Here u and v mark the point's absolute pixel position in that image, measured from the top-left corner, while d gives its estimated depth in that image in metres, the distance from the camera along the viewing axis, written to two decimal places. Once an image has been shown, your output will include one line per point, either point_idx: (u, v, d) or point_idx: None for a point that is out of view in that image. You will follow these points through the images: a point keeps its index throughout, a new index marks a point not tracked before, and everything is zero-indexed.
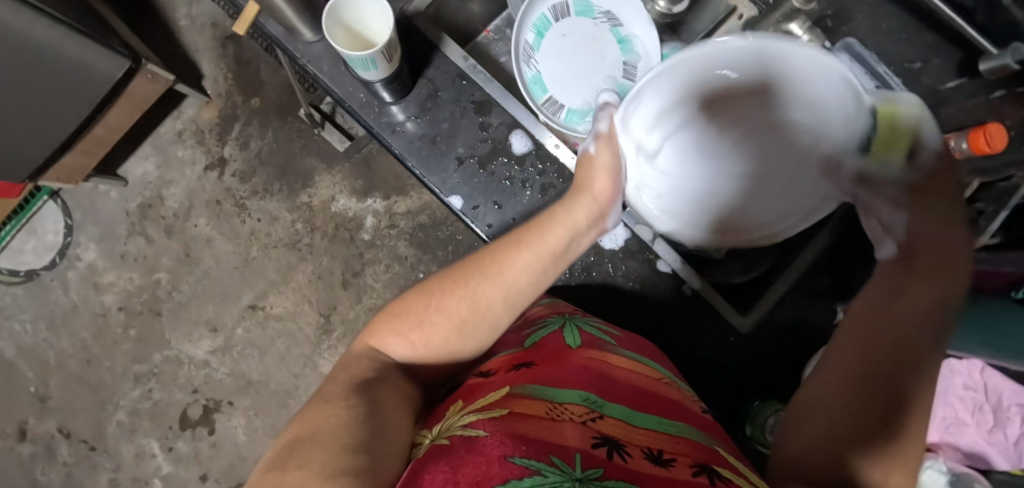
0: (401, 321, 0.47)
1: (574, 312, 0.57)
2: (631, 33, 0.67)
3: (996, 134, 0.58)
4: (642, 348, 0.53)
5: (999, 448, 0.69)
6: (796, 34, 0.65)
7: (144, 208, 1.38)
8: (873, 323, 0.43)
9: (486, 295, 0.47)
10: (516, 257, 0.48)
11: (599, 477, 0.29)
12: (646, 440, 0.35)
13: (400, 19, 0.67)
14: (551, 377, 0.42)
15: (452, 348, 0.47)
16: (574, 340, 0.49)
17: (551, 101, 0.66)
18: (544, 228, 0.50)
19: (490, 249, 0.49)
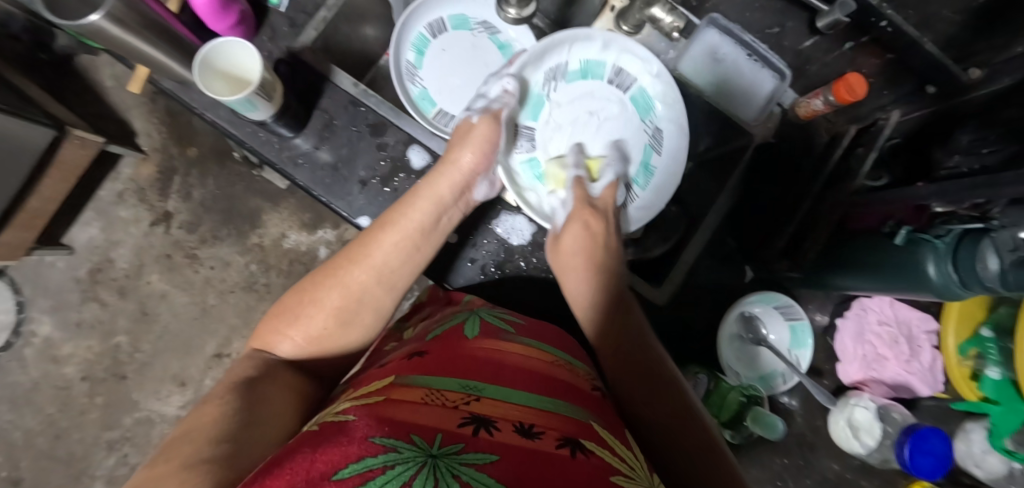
0: (283, 319, 0.54)
1: (480, 307, 0.60)
2: (508, 37, 0.73)
3: (856, 84, 0.62)
4: (540, 333, 0.57)
5: (919, 375, 0.72)
6: (659, 16, 0.69)
7: (93, 274, 1.38)
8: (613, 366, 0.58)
9: (356, 280, 0.56)
10: (382, 239, 0.58)
11: (454, 451, 0.34)
12: (518, 416, 0.40)
13: (287, 56, 0.69)
14: (438, 366, 0.45)
15: (336, 332, 0.55)
16: (469, 332, 0.52)
17: (443, 114, 0.71)
18: (407, 208, 0.60)
19: (360, 239, 0.58)
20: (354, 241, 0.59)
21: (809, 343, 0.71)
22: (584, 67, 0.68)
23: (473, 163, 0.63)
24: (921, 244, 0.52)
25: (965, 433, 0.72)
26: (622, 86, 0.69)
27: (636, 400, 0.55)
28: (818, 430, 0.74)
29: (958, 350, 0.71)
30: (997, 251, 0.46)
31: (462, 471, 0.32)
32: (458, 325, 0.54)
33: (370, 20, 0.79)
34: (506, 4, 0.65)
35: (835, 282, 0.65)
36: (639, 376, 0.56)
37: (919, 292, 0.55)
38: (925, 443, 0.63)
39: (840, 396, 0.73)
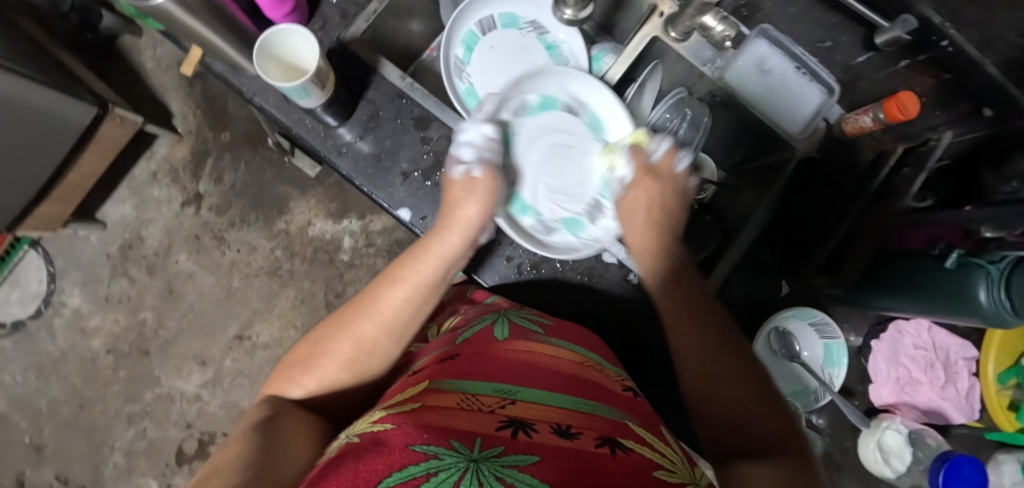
0: (298, 366, 0.55)
1: (508, 309, 0.62)
2: (558, 38, 0.73)
3: (908, 104, 0.61)
4: (569, 334, 0.57)
5: (953, 402, 0.71)
6: (710, 25, 0.69)
7: (124, 250, 1.41)
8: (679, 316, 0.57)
9: (369, 333, 0.56)
10: (391, 293, 0.58)
11: (495, 454, 0.34)
12: (553, 416, 0.40)
13: (337, 46, 0.70)
14: (471, 372, 0.46)
15: (343, 380, 0.55)
16: (500, 335, 0.54)
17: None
18: (416, 262, 0.61)
19: (370, 291, 0.59)
20: (364, 293, 0.59)
21: (843, 362, 0.70)
22: (543, 102, 0.71)
23: (475, 214, 0.62)
24: (975, 270, 0.51)
25: (997, 464, 0.70)
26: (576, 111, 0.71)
27: (678, 324, 0.56)
28: (846, 451, 0.73)
29: (998, 380, 0.70)
30: None
31: (505, 471, 0.32)
32: (486, 328, 0.56)
33: (417, 15, 0.80)
34: (563, 4, 0.66)
35: (872, 304, 0.65)
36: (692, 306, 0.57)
37: (963, 317, 0.55)
38: (960, 472, 0.62)
39: (871, 418, 0.72)
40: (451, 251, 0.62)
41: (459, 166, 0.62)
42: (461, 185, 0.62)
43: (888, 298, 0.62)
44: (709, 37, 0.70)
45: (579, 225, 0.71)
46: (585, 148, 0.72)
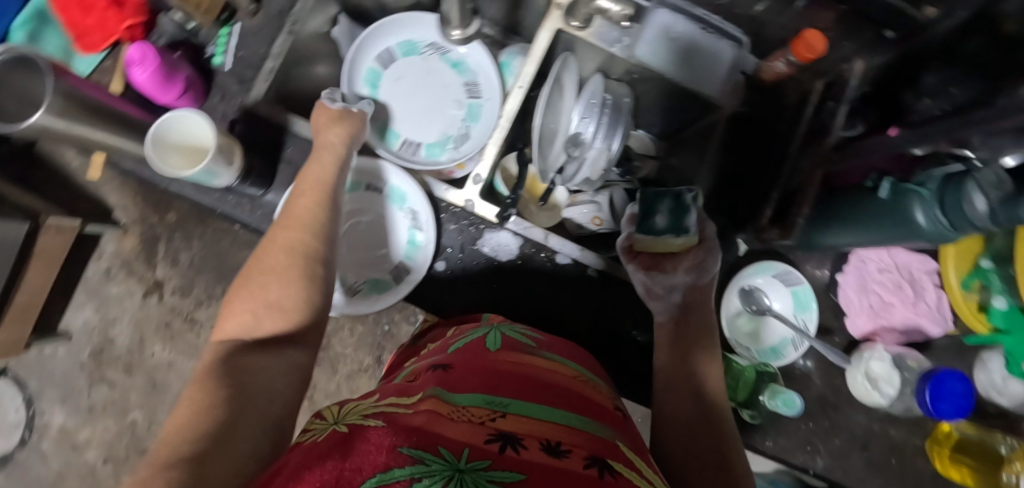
0: (256, 290, 0.48)
1: (500, 322, 0.58)
2: (461, 54, 0.72)
3: (814, 41, 0.61)
4: (564, 349, 0.55)
5: (929, 316, 0.71)
6: (606, 7, 0.67)
7: (96, 355, 1.36)
8: (685, 390, 0.57)
9: (296, 245, 0.51)
10: (300, 212, 0.54)
11: (482, 467, 0.31)
12: (543, 430, 0.37)
13: (242, 113, 0.67)
14: (460, 381, 0.43)
15: (294, 301, 0.48)
16: (492, 345, 0.51)
17: (410, 147, 0.71)
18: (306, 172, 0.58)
19: (286, 212, 0.55)
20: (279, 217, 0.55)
21: (813, 306, 0.69)
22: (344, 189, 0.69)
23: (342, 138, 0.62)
24: (908, 194, 0.52)
25: (983, 362, 0.73)
26: (379, 186, 0.69)
27: (679, 402, 0.56)
28: (838, 388, 0.74)
29: (961, 285, 0.70)
30: (983, 191, 0.45)
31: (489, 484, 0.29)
32: (479, 338, 0.53)
33: (320, 59, 0.78)
34: (449, 26, 0.66)
35: (823, 240, 0.64)
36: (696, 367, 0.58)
37: (915, 242, 0.55)
38: (945, 387, 0.61)
39: (852, 353, 0.73)
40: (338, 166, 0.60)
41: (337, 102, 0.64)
42: (326, 119, 0.62)
43: (843, 229, 0.60)
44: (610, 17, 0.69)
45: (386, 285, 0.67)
46: (388, 217, 0.69)
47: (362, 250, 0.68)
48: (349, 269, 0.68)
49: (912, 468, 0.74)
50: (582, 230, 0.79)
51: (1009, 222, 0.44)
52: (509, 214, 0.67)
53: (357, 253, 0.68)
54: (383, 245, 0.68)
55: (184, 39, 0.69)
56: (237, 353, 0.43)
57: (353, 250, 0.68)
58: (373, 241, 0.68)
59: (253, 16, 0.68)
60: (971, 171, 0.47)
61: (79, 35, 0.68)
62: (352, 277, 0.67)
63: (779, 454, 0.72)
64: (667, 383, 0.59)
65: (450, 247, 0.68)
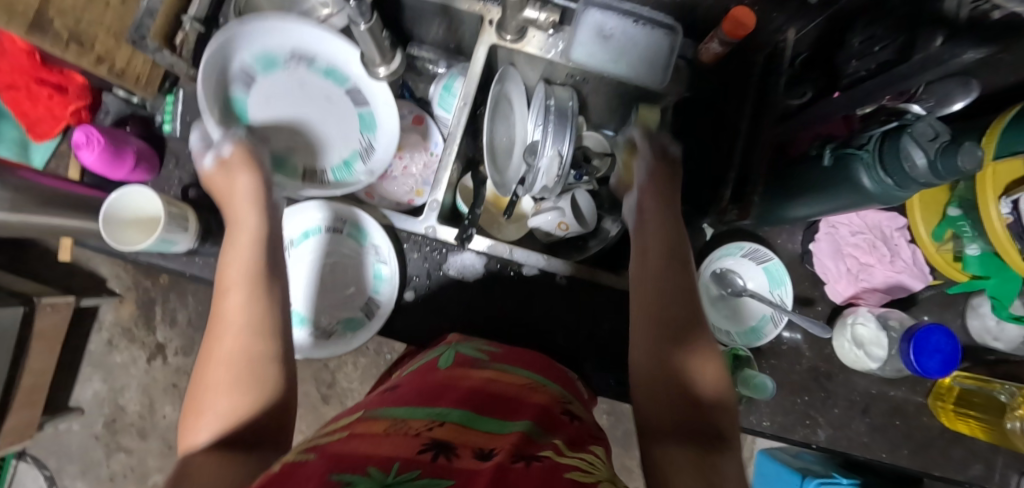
0: (205, 391, 0.43)
1: (460, 340, 0.58)
2: (328, 60, 0.68)
3: (744, 19, 0.61)
4: (518, 358, 0.54)
5: (908, 272, 0.71)
6: (534, 17, 0.68)
7: (109, 425, 1.38)
8: (684, 405, 0.46)
9: (232, 334, 0.45)
10: (230, 295, 0.48)
11: (411, 478, 0.30)
12: (486, 438, 0.36)
13: (198, 175, 0.68)
14: (400, 400, 0.42)
15: (251, 402, 0.43)
16: (443, 364, 0.50)
17: (308, 173, 0.69)
18: (227, 251, 0.52)
19: (218, 294, 0.49)
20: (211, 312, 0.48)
21: (787, 280, 0.69)
22: (303, 234, 0.68)
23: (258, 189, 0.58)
24: (851, 160, 0.51)
25: (975, 308, 0.73)
26: (338, 228, 0.68)
27: (681, 423, 0.45)
28: (829, 358, 0.72)
29: (933, 238, 0.69)
30: (919, 144, 0.45)
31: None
32: (431, 361, 0.52)
33: None
34: (372, 64, 0.65)
35: (788, 214, 0.63)
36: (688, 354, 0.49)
37: (872, 204, 0.53)
38: (929, 343, 0.60)
39: (837, 320, 0.72)
40: (263, 246, 0.53)
41: (208, 155, 0.60)
42: (221, 176, 0.59)
43: (804, 200, 0.59)
44: (539, 26, 0.70)
45: (358, 322, 0.67)
46: (353, 256, 0.68)
47: (328, 292, 0.68)
48: (318, 315, 0.67)
49: (917, 427, 0.73)
50: (552, 236, 0.80)
51: (949, 174, 0.44)
52: (469, 235, 0.68)
53: (324, 297, 0.68)
54: (351, 284, 0.68)
55: (132, 113, 0.69)
56: (197, 464, 0.38)
57: (321, 294, 0.68)
58: (338, 281, 0.68)
59: (193, 81, 0.69)
60: (906, 125, 0.47)
61: (32, 123, 0.69)
62: (323, 321, 0.67)
63: (779, 433, 0.71)
64: (675, 393, 0.47)
65: (416, 275, 0.69)
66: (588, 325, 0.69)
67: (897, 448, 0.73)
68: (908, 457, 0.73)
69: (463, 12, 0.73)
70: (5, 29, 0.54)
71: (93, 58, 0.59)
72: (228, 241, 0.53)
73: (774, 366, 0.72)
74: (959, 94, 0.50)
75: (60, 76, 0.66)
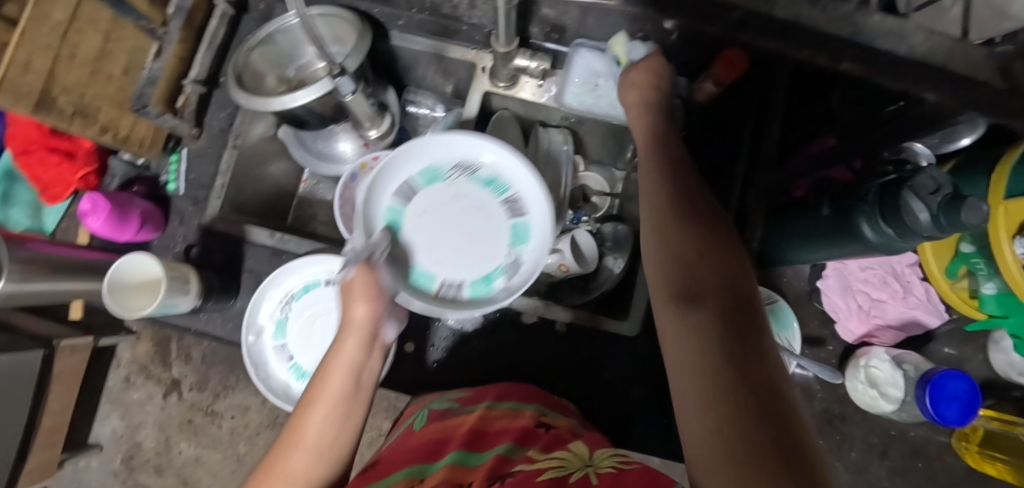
0: None
1: (432, 398, 0.60)
2: (492, 169, 0.56)
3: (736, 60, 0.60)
4: (490, 395, 0.57)
5: (922, 308, 0.67)
6: (524, 65, 0.69)
7: (128, 460, 1.27)
8: (677, 215, 0.42)
9: (295, 470, 0.42)
10: (308, 420, 0.44)
11: None
12: (471, 474, 0.42)
13: (203, 232, 0.70)
14: (395, 465, 0.47)
15: None
16: (418, 425, 0.54)
17: (445, 283, 0.54)
18: (322, 380, 0.46)
19: (290, 419, 0.45)
20: (287, 426, 0.45)
21: (795, 323, 0.65)
22: (303, 287, 0.68)
23: (370, 311, 0.46)
24: (853, 211, 0.49)
25: (997, 342, 0.70)
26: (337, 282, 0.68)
27: (670, 237, 0.41)
28: (844, 399, 0.69)
29: (946, 273, 0.64)
30: (920, 198, 0.43)
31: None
32: (410, 424, 0.56)
33: (273, 160, 0.79)
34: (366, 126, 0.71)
35: (788, 258, 0.62)
36: (700, 222, 0.42)
37: (868, 254, 0.51)
38: (945, 388, 0.57)
39: (849, 359, 0.69)
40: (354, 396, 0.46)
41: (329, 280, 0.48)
42: (360, 290, 0.46)
43: (807, 250, 0.57)
44: (529, 74, 0.71)
45: None
46: None
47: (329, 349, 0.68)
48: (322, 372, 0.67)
49: (940, 468, 0.70)
50: (552, 277, 0.75)
51: (954, 228, 0.41)
52: None
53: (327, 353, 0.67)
54: None
55: (138, 174, 0.71)
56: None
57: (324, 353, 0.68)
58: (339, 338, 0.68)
59: (197, 139, 0.72)
60: (906, 179, 0.44)
61: (44, 187, 0.71)
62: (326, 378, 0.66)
63: None
64: (652, 209, 0.44)
65: (417, 325, 0.70)
66: (590, 370, 0.68)
67: None
68: None
69: (456, 60, 0.74)
70: (10, 110, 0.52)
71: (97, 129, 0.59)
72: (323, 371, 0.46)
73: None
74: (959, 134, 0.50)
75: (69, 142, 0.68)
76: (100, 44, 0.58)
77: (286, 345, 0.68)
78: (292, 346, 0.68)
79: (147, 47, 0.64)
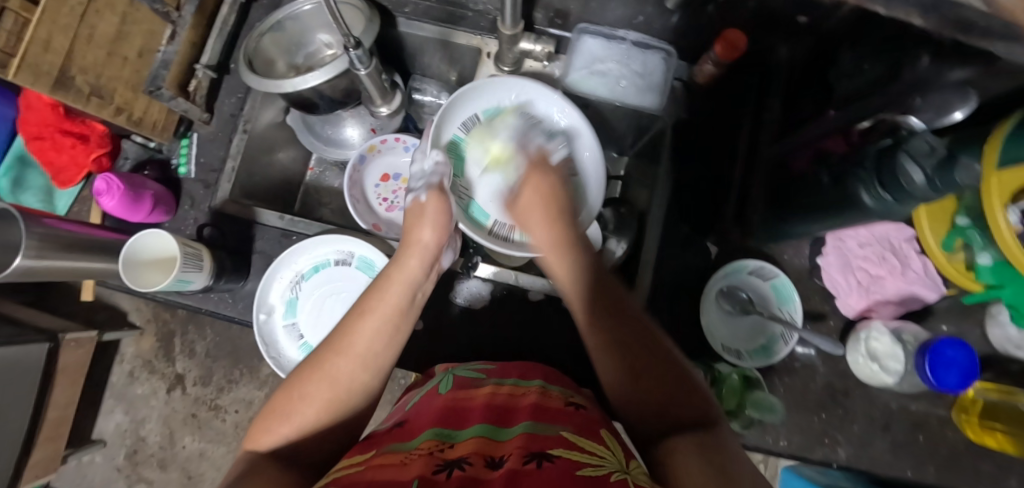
0: (279, 412, 0.44)
1: (454, 366, 0.60)
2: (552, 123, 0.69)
3: (735, 39, 0.62)
4: (515, 370, 0.56)
5: (921, 282, 0.68)
6: (530, 48, 0.71)
7: (131, 456, 1.24)
8: (638, 379, 0.46)
9: (346, 370, 0.46)
10: (364, 325, 0.49)
11: None
12: (500, 448, 0.41)
13: (213, 215, 0.71)
14: (419, 426, 0.47)
15: (331, 427, 0.46)
16: (443, 390, 0.54)
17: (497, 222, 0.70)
18: (382, 292, 0.52)
19: (340, 325, 0.50)
20: (338, 328, 0.49)
21: (796, 296, 0.66)
22: (314, 268, 0.70)
23: (434, 238, 0.58)
24: (852, 179, 0.50)
25: (995, 317, 0.71)
26: (348, 262, 0.70)
27: (620, 382, 0.47)
28: (845, 374, 0.71)
29: (942, 246, 0.66)
30: (917, 162, 0.44)
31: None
32: (433, 388, 0.56)
33: (281, 147, 0.80)
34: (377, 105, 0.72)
35: (790, 232, 0.62)
36: (630, 354, 0.47)
37: (869, 220, 0.53)
38: (944, 355, 0.58)
39: (850, 333, 0.71)
40: (404, 318, 0.52)
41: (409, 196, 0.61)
42: (435, 205, 0.59)
43: (814, 223, 0.58)
44: (534, 58, 0.73)
45: None
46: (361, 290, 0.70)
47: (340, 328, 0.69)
48: None
49: (943, 443, 0.70)
50: None
51: (949, 190, 0.43)
52: (474, 262, 0.70)
53: None
54: None
55: (149, 157, 0.72)
56: (266, 468, 0.41)
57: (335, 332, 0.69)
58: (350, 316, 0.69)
59: (208, 124, 0.73)
60: (900, 143, 0.46)
61: (56, 172, 0.72)
62: None
63: (797, 453, 0.69)
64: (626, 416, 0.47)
65: (425, 304, 0.71)
66: None
67: (923, 465, 0.70)
68: (937, 474, 0.70)
69: (461, 46, 0.76)
70: (31, 88, 0.54)
71: (113, 110, 0.61)
72: (376, 286, 0.53)
73: (788, 385, 0.71)
74: (958, 105, 0.45)
75: (82, 125, 0.69)
76: (117, 26, 0.59)
77: (297, 324, 0.69)
78: (303, 326, 0.69)
79: (161, 31, 0.65)
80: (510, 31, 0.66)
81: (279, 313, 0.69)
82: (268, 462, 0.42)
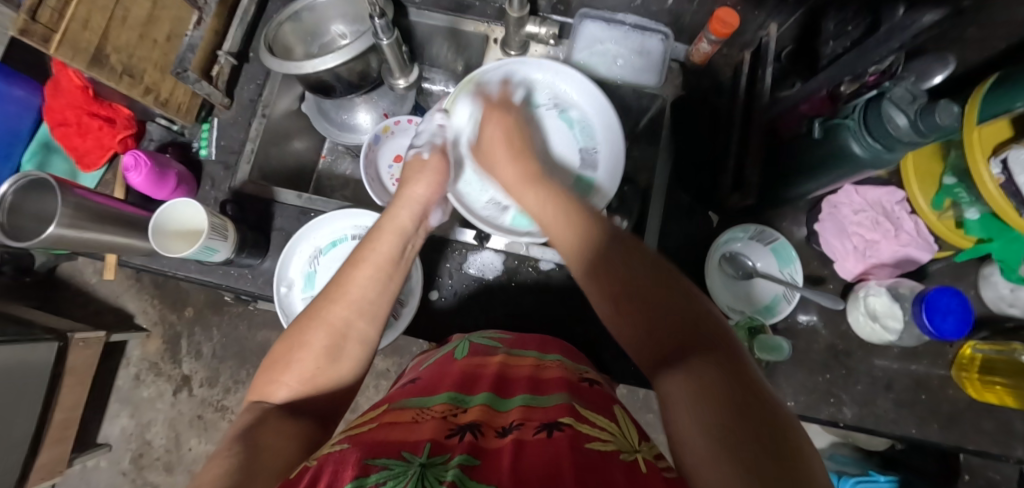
0: (282, 363, 0.46)
1: (467, 335, 0.61)
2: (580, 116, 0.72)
3: (726, 17, 0.65)
4: (527, 342, 0.57)
5: (914, 244, 0.70)
6: (535, 31, 0.76)
7: (137, 460, 1.16)
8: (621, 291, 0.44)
9: (341, 315, 0.49)
10: (355, 275, 0.51)
11: (441, 459, 0.35)
12: (504, 417, 0.42)
13: (233, 195, 0.73)
14: (432, 388, 0.48)
15: (333, 381, 0.47)
16: (458, 354, 0.55)
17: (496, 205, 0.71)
18: (375, 241, 0.55)
19: (337, 275, 0.52)
20: (335, 277, 0.52)
21: (796, 259, 0.69)
22: (332, 242, 0.72)
23: (426, 192, 0.62)
24: (843, 132, 0.54)
25: (987, 278, 0.73)
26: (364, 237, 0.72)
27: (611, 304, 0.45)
28: (845, 335, 0.73)
29: (932, 206, 0.68)
30: (900, 108, 0.47)
31: (449, 471, 0.34)
32: (447, 353, 0.56)
33: (296, 135, 0.83)
34: (393, 77, 0.76)
35: (788, 194, 0.66)
36: (625, 280, 0.45)
37: (862, 172, 0.56)
38: (939, 304, 0.61)
39: (851, 294, 0.74)
40: (399, 265, 0.55)
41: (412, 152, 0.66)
42: (436, 158, 0.65)
43: (809, 183, 0.62)
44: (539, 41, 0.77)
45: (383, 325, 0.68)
46: None
47: None
48: None
49: (944, 401, 0.72)
50: None
51: (931, 131, 0.46)
52: (486, 235, 0.73)
53: None
54: None
55: (172, 140, 0.76)
56: (274, 416, 0.43)
57: None
58: None
59: (227, 109, 0.76)
60: (884, 93, 0.49)
61: (81, 156, 0.75)
62: None
63: (804, 413, 0.71)
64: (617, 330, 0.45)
65: (439, 276, 0.74)
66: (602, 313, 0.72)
67: (927, 423, 0.71)
68: (940, 432, 0.71)
69: (469, 34, 0.80)
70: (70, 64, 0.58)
71: (142, 89, 0.65)
72: (372, 232, 0.56)
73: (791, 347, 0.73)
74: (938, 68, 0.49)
75: (109, 109, 0.71)
76: (148, 11, 0.63)
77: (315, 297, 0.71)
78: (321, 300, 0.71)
79: (187, 17, 0.69)
80: (518, 13, 0.70)
81: (298, 286, 0.71)
82: (277, 412, 0.43)
